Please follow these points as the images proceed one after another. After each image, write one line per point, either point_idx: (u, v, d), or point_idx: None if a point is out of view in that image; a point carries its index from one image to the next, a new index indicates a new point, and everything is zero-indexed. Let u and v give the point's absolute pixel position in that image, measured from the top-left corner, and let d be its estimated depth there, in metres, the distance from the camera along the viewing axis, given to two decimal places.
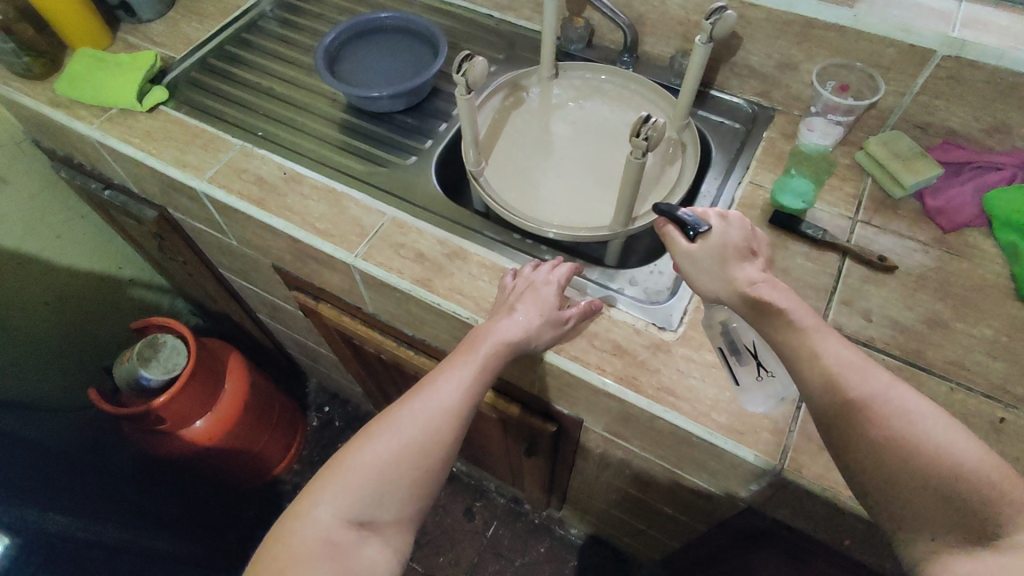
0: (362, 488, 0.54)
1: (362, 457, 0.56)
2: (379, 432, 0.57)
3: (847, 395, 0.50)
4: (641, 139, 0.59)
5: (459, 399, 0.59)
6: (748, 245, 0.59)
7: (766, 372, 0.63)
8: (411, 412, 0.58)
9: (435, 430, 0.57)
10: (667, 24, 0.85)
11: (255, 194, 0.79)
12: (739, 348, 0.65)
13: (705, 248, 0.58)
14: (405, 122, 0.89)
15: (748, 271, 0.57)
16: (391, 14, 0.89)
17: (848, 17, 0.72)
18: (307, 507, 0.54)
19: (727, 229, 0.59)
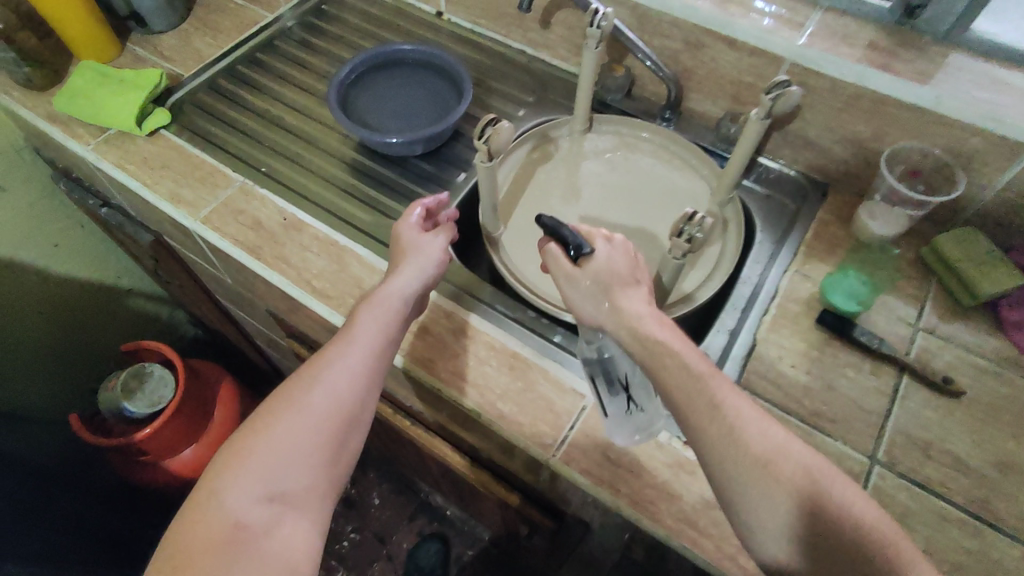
0: (262, 466, 0.51)
1: (259, 434, 0.52)
2: (275, 408, 0.54)
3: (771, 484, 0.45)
4: (683, 239, 0.51)
5: (358, 359, 0.57)
6: (632, 271, 0.56)
7: (639, 408, 0.57)
8: (308, 379, 0.55)
9: (336, 392, 0.55)
10: (716, 82, 0.76)
11: (250, 240, 0.72)
12: (613, 377, 0.57)
13: (589, 272, 0.56)
14: (420, 167, 0.81)
15: (631, 299, 0.54)
16: (412, 47, 0.81)
17: (929, 99, 0.63)
18: (204, 499, 0.50)
19: (611, 253, 0.57)
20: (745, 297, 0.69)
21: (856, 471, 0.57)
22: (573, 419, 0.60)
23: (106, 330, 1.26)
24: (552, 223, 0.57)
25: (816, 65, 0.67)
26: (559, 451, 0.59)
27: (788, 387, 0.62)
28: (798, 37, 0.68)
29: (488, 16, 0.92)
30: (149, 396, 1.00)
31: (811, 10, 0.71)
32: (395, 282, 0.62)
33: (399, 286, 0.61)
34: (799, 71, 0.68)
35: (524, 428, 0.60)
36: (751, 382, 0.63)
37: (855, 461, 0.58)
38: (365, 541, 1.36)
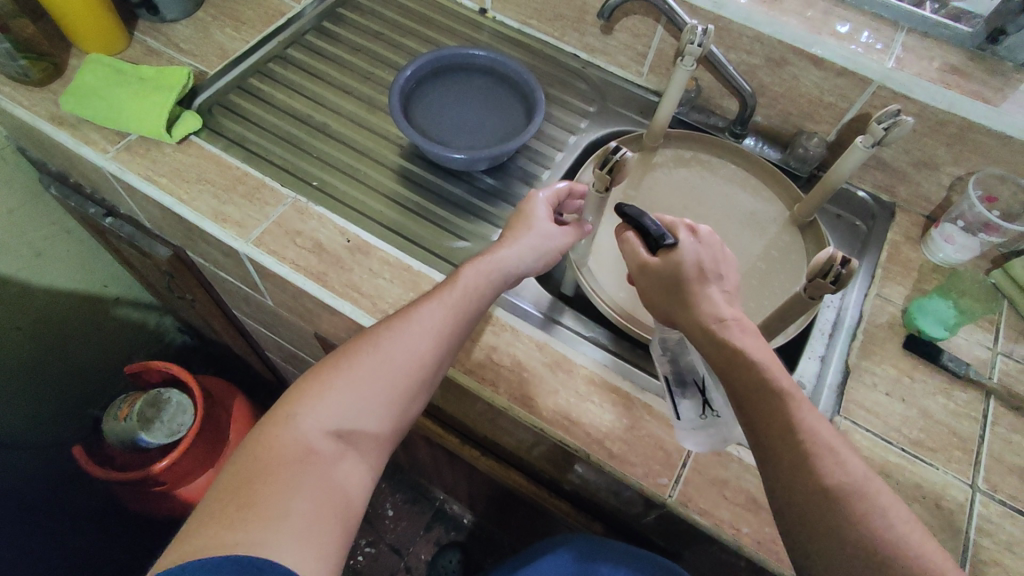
0: (340, 401, 0.49)
1: (341, 372, 0.51)
2: (357, 348, 0.52)
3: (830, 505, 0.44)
4: (829, 278, 0.50)
5: (444, 316, 0.55)
6: (714, 268, 0.53)
7: (712, 411, 0.54)
8: (394, 327, 0.53)
9: (418, 346, 0.53)
10: (792, 99, 0.76)
11: (314, 266, 0.66)
12: (688, 376, 0.55)
13: (663, 265, 0.53)
14: (483, 181, 0.76)
15: (713, 300, 0.52)
16: (484, 53, 0.76)
17: (1018, 128, 0.64)
18: (281, 420, 0.47)
19: (694, 249, 0.53)
20: (831, 321, 0.70)
21: (961, 499, 0.58)
22: (684, 457, 0.58)
23: (93, 345, 1.13)
24: (633, 211, 0.54)
25: (905, 89, 0.67)
26: (675, 491, 0.56)
27: (886, 416, 0.63)
28: (887, 60, 0.68)
29: (540, 18, 0.86)
30: (168, 425, 0.93)
31: (895, 31, 0.71)
32: (505, 250, 0.59)
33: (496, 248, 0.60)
34: (887, 94, 0.69)
35: (637, 469, 0.57)
36: (850, 410, 0.63)
37: (958, 489, 0.59)
38: (382, 555, 1.32)
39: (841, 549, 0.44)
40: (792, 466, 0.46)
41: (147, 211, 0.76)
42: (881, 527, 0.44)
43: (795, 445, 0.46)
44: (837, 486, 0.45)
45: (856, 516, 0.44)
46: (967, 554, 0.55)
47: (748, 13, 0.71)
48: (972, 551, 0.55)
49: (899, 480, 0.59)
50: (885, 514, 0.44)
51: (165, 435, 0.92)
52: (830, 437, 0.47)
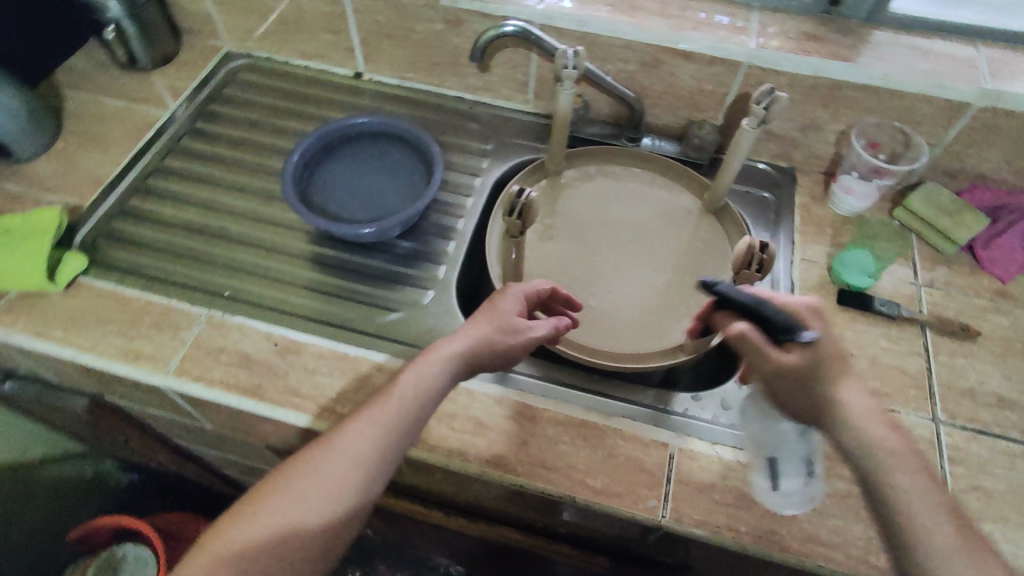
0: (250, 540, 0.47)
1: (259, 512, 0.48)
2: (277, 479, 0.50)
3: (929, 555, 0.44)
4: (755, 267, 0.51)
5: (371, 435, 0.51)
6: (846, 359, 0.53)
7: (814, 475, 0.57)
8: (316, 456, 0.50)
9: (338, 473, 0.49)
10: (674, 95, 0.78)
11: (245, 380, 0.62)
12: (797, 455, 0.57)
13: (803, 361, 0.52)
14: (399, 246, 0.74)
15: (848, 390, 0.52)
16: (367, 119, 0.74)
17: (880, 78, 0.69)
18: (196, 559, 0.47)
19: (827, 344, 0.53)
20: None
21: (929, 436, 0.60)
22: (668, 472, 0.58)
23: (27, 516, 1.03)
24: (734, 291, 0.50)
25: (772, 64, 0.71)
26: (667, 510, 0.56)
27: None
28: (749, 41, 0.71)
29: (417, 69, 0.86)
30: None
31: (749, 12, 0.75)
32: (452, 345, 0.55)
33: (453, 346, 0.55)
34: (758, 72, 0.72)
35: (624, 498, 0.56)
36: None
37: (926, 427, 0.61)
38: None
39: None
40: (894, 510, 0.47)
41: (49, 367, 0.69)
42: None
43: (893, 494, 0.47)
44: (938, 544, 0.45)
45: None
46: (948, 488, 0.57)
47: (611, 25, 0.73)
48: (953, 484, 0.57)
49: None
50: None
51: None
52: (947, 510, 0.46)
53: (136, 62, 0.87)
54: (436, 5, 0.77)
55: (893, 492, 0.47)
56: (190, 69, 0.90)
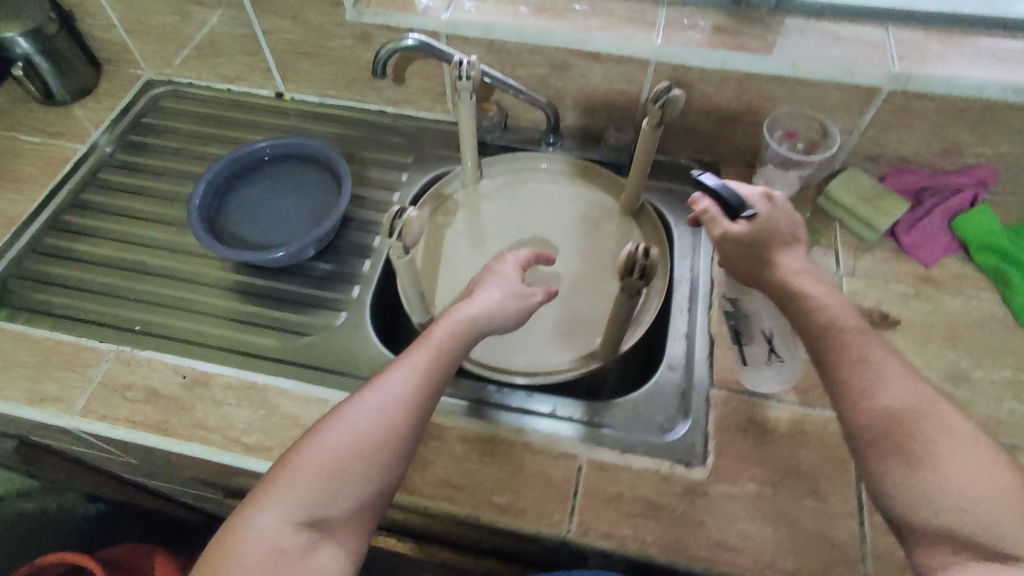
0: (305, 489, 0.47)
1: (274, 498, 0.46)
2: (286, 463, 0.48)
3: (904, 441, 0.46)
4: (635, 275, 0.50)
5: (410, 378, 0.52)
6: (795, 233, 0.57)
7: (779, 358, 0.60)
8: (328, 433, 0.49)
9: (384, 416, 0.50)
10: (589, 96, 0.76)
11: (152, 416, 0.61)
12: (750, 333, 0.61)
13: (754, 232, 0.55)
14: (316, 267, 0.73)
15: (790, 263, 0.55)
16: (267, 143, 0.73)
17: (787, 68, 0.68)
18: (242, 520, 0.46)
19: (773, 214, 0.56)
20: (686, 297, 0.70)
21: (844, 431, 0.60)
22: (575, 484, 0.58)
23: None
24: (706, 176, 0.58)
25: (680, 60, 0.69)
26: (573, 524, 0.55)
27: None
28: (655, 38, 0.70)
29: (337, 86, 0.84)
30: None
31: (656, 6, 0.73)
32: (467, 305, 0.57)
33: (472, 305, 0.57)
34: (667, 69, 0.71)
35: (529, 514, 0.56)
36: (722, 379, 0.63)
37: (840, 422, 0.60)
38: None
39: (930, 492, 0.44)
40: (865, 406, 0.48)
41: None
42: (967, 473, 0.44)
43: (865, 384, 0.49)
44: (911, 429, 0.46)
45: (936, 462, 0.45)
46: (859, 483, 0.57)
47: (516, 29, 0.71)
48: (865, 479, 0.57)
49: (783, 433, 0.60)
50: (972, 462, 0.45)
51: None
52: (917, 386, 0.48)
53: (52, 96, 0.86)
54: (341, 21, 0.75)
55: (865, 387, 0.49)
56: (110, 100, 0.89)
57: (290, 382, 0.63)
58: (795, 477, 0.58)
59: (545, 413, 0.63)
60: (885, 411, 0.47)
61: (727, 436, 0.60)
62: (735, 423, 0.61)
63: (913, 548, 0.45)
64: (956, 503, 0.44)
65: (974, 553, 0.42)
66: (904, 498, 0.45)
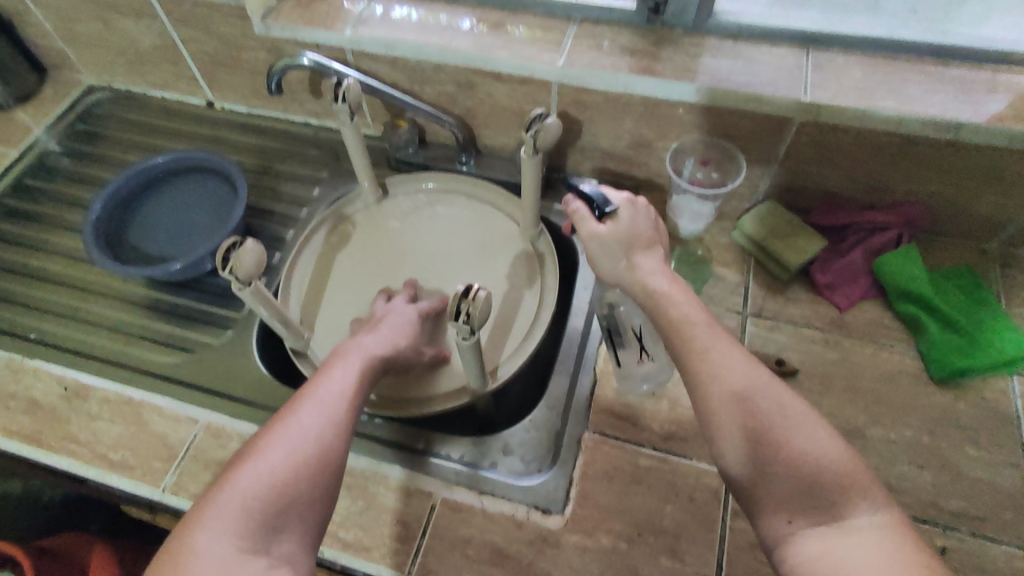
0: (246, 522, 0.42)
1: (213, 539, 0.42)
2: (216, 502, 0.43)
3: (748, 423, 0.44)
4: (462, 318, 0.46)
5: (340, 388, 0.50)
6: (655, 236, 0.54)
7: (649, 355, 0.60)
8: (259, 461, 0.45)
9: (321, 427, 0.47)
10: (499, 115, 0.74)
11: (28, 427, 0.62)
12: (622, 334, 0.60)
13: (615, 229, 0.53)
14: (216, 282, 0.74)
15: (648, 262, 0.52)
16: (167, 157, 0.74)
17: (693, 93, 0.64)
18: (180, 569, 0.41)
19: (635, 215, 0.54)
20: (580, 329, 0.67)
21: (717, 487, 0.56)
22: (424, 524, 0.56)
23: None
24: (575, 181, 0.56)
25: (582, 82, 0.66)
26: (414, 567, 0.54)
27: (636, 417, 0.60)
28: (557, 58, 0.67)
29: (260, 97, 0.84)
30: None
31: (567, 25, 0.70)
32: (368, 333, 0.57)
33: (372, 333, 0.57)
34: (570, 91, 0.68)
35: (373, 552, 0.55)
36: (598, 422, 0.60)
37: (713, 476, 0.56)
38: None
39: (768, 470, 0.43)
40: (713, 393, 0.46)
41: None
42: (802, 446, 0.43)
43: (708, 368, 0.46)
44: (752, 411, 0.45)
45: (774, 440, 0.44)
46: (723, 546, 0.53)
47: (418, 47, 0.69)
48: (728, 540, 0.53)
49: (651, 485, 0.56)
50: (803, 432, 0.44)
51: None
52: (755, 368, 0.47)
53: None
54: (251, 34, 0.74)
55: (712, 374, 0.46)
56: (49, 105, 0.91)
57: (166, 400, 0.64)
58: (654, 533, 0.54)
59: (417, 449, 0.61)
60: (732, 397, 0.45)
61: (590, 483, 0.57)
62: (603, 470, 0.57)
63: (759, 521, 0.44)
64: (793, 477, 0.43)
65: (807, 521, 0.42)
66: (749, 480, 0.44)
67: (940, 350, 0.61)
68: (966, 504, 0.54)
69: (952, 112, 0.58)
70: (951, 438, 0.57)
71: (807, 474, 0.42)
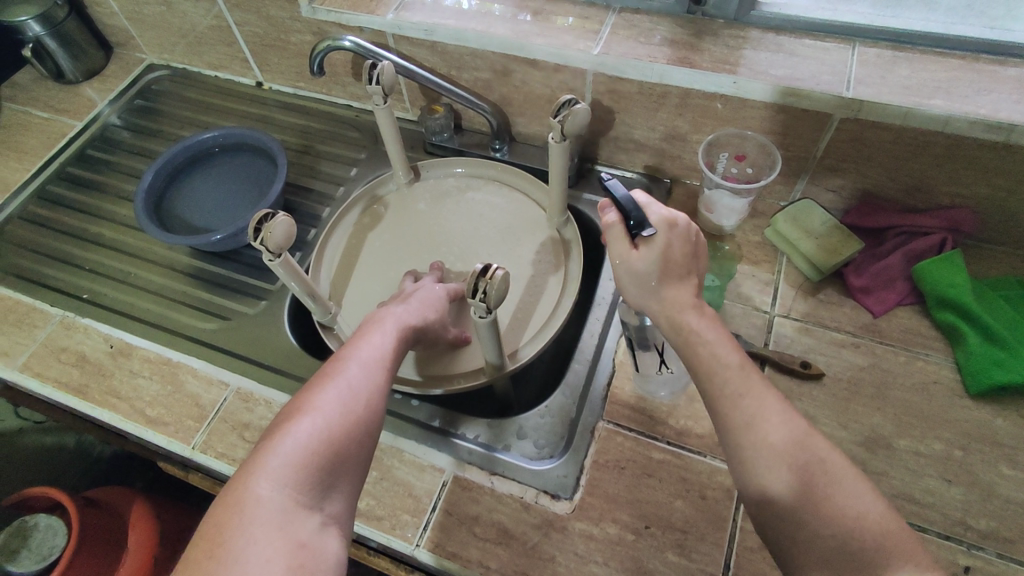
0: (304, 473, 0.43)
1: (272, 491, 0.42)
2: (270, 457, 0.44)
3: (788, 478, 0.42)
4: (479, 297, 0.47)
5: (381, 354, 0.52)
6: (691, 262, 0.50)
7: (667, 369, 0.59)
8: (308, 419, 0.46)
9: (367, 388, 0.49)
10: (534, 103, 0.74)
11: (75, 380, 0.67)
12: (646, 344, 0.60)
13: (647, 254, 0.49)
14: (255, 255, 0.77)
15: (679, 294, 0.49)
16: (214, 133, 0.78)
17: (730, 85, 0.62)
18: (238, 518, 0.41)
19: (672, 238, 0.50)
20: (601, 319, 0.67)
21: (729, 485, 0.55)
22: (434, 500, 0.57)
23: None
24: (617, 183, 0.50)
25: (617, 72, 0.66)
26: (422, 540, 0.55)
27: (652, 410, 0.60)
28: (594, 47, 0.66)
29: (305, 79, 0.87)
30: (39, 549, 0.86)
31: (605, 14, 0.70)
32: (400, 304, 0.58)
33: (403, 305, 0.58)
34: (605, 80, 0.67)
35: (383, 522, 0.56)
36: (613, 412, 0.60)
37: (727, 474, 0.55)
38: None
39: (809, 528, 0.41)
40: (751, 444, 0.44)
41: None
42: (844, 505, 0.42)
43: (749, 417, 0.44)
44: (793, 466, 0.43)
45: (814, 496, 0.42)
46: (731, 544, 0.52)
47: (456, 33, 0.70)
48: (738, 539, 0.52)
49: (662, 478, 0.56)
50: (843, 489, 0.42)
51: (102, 550, 0.85)
52: (795, 417, 0.45)
53: (63, 75, 0.94)
54: (299, 17, 0.76)
55: (750, 424, 0.44)
56: (112, 81, 0.96)
57: (200, 364, 0.67)
58: (662, 527, 0.53)
59: (434, 426, 0.62)
60: (772, 450, 0.43)
61: (601, 471, 0.57)
62: (614, 460, 0.57)
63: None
64: (834, 538, 0.41)
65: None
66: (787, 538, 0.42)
67: (981, 362, 0.57)
68: (995, 525, 0.51)
69: (1005, 113, 0.55)
70: (985, 455, 0.55)
71: (849, 535, 0.41)
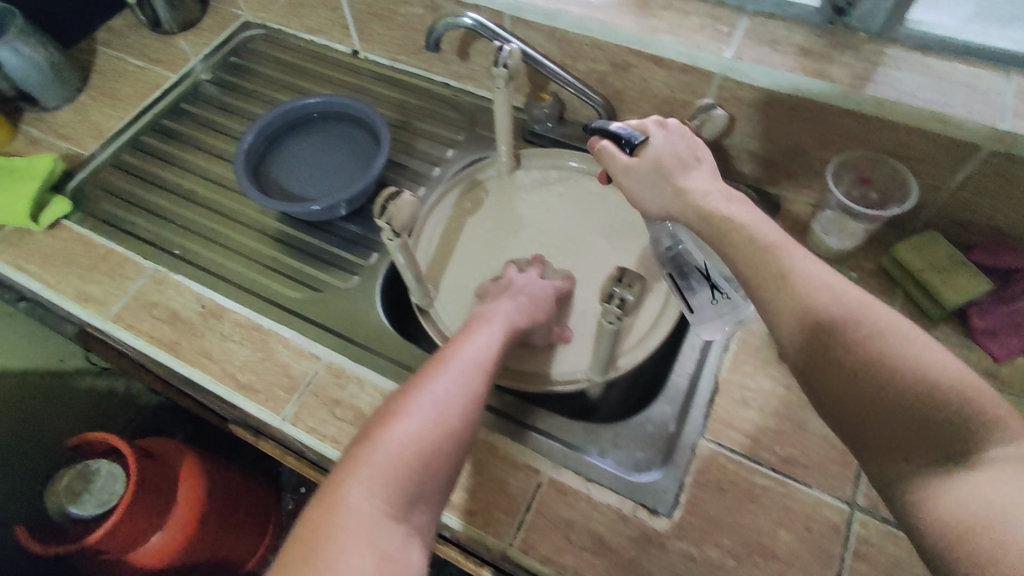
0: (394, 483, 0.42)
1: (362, 498, 0.41)
2: (362, 464, 0.43)
3: (857, 352, 0.39)
4: (614, 303, 0.46)
5: (474, 369, 0.50)
6: (692, 151, 0.52)
7: (724, 295, 0.55)
8: (401, 426, 0.45)
9: (460, 401, 0.47)
10: (648, 101, 0.72)
11: (168, 335, 0.67)
12: (688, 274, 0.57)
13: (642, 160, 0.53)
14: (347, 230, 0.76)
15: (699, 185, 0.50)
16: (316, 100, 0.76)
17: (872, 103, 0.59)
18: (327, 523, 0.40)
19: (668, 139, 0.53)
20: None
21: (838, 521, 0.53)
22: (528, 500, 0.56)
23: None
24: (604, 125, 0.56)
25: (748, 78, 0.63)
26: (516, 539, 0.54)
27: (756, 434, 0.58)
28: (726, 49, 0.63)
29: (406, 52, 0.85)
30: (98, 493, 0.87)
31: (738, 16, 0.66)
32: (493, 313, 0.57)
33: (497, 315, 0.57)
34: (734, 85, 0.64)
35: (477, 518, 0.55)
36: (716, 431, 0.58)
37: (835, 509, 0.53)
38: None
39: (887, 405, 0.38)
40: (813, 320, 0.41)
41: None
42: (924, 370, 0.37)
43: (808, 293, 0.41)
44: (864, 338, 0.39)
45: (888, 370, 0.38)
46: None
47: (580, 21, 0.68)
48: None
49: (766, 505, 0.54)
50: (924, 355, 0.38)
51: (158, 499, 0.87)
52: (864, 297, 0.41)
53: (160, 25, 0.93)
54: None
55: (815, 299, 0.41)
56: (207, 35, 0.95)
57: (292, 334, 0.66)
58: (765, 556, 0.52)
59: (528, 424, 0.61)
60: (838, 325, 0.40)
61: (702, 491, 0.55)
62: (716, 480, 0.55)
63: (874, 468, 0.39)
64: (916, 414, 0.37)
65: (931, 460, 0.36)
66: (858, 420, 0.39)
67: None
68: None
69: None
70: None
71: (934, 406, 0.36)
